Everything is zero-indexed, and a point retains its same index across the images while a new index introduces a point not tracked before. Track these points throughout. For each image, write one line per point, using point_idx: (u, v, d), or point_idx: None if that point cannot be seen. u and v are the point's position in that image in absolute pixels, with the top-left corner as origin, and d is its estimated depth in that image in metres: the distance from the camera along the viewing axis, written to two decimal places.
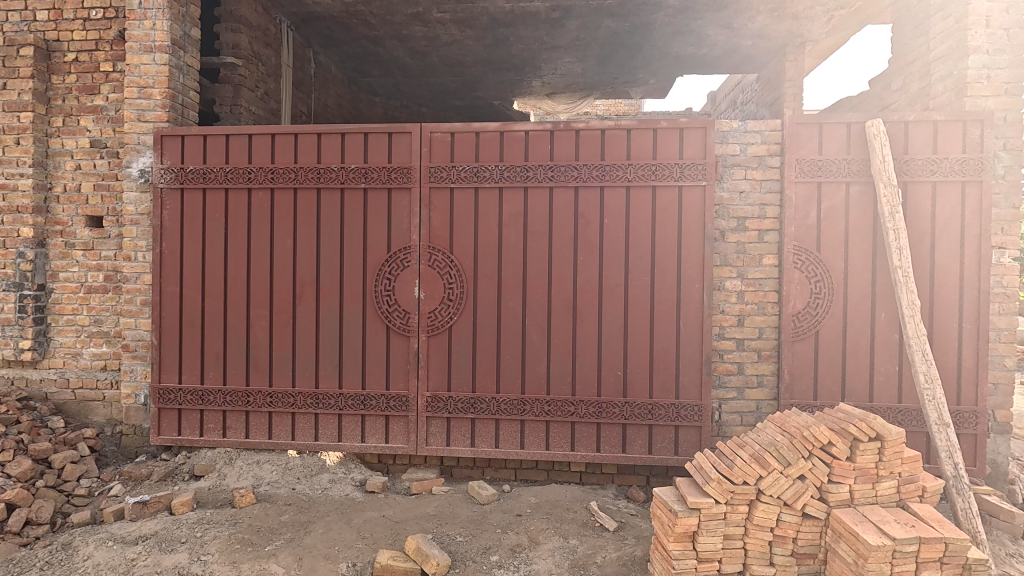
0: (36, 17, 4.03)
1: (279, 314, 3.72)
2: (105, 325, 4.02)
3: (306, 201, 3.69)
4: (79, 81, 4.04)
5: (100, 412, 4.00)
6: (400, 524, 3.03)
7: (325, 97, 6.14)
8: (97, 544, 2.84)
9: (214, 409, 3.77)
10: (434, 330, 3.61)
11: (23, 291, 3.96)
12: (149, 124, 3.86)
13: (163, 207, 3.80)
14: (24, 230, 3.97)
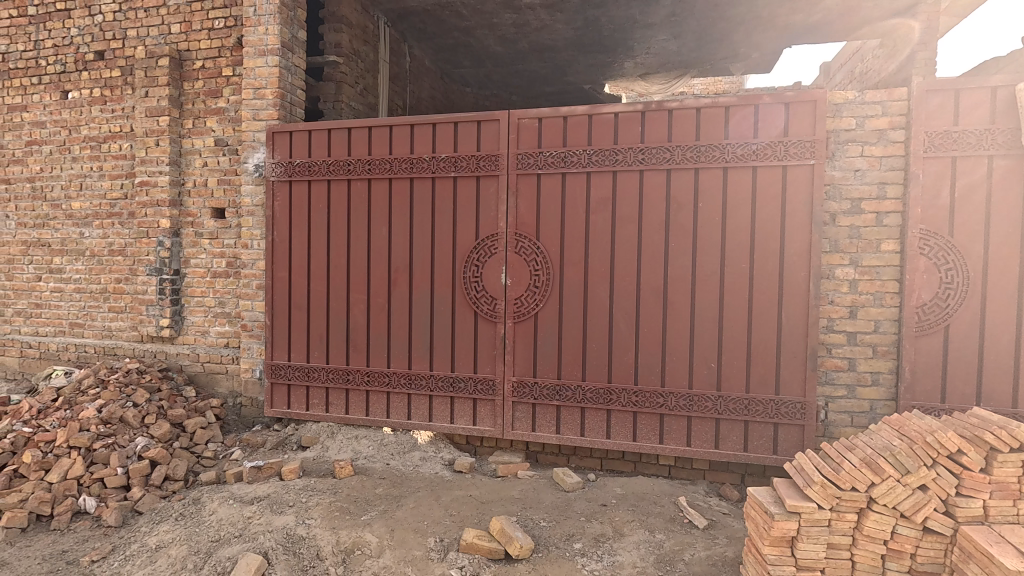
0: (171, 30, 4.52)
1: (375, 298, 3.93)
2: (228, 306, 4.46)
3: (400, 190, 3.84)
4: (205, 86, 4.47)
5: (223, 384, 4.45)
6: (486, 504, 3.11)
7: (419, 90, 6.35)
8: (221, 501, 3.18)
9: (318, 385, 4.06)
10: (520, 316, 3.63)
11: (163, 276, 4.51)
12: (263, 122, 4.19)
13: (275, 198, 4.13)
14: (163, 221, 4.50)
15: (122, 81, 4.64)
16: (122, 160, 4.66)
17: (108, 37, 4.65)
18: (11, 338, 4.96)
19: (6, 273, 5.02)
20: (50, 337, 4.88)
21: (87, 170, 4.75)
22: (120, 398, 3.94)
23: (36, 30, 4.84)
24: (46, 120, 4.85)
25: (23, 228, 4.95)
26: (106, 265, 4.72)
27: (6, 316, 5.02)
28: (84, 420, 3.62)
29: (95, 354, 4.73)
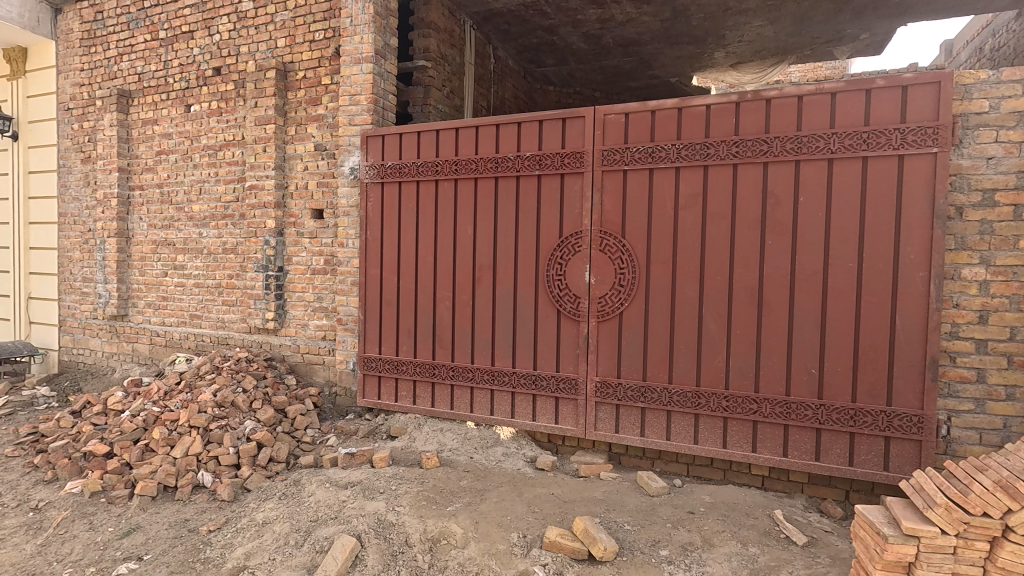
0: (277, 44, 4.87)
1: (460, 295, 4.02)
2: (325, 301, 4.75)
3: (486, 190, 3.91)
4: (306, 94, 4.78)
5: (320, 374, 4.74)
6: (568, 504, 3.09)
7: (503, 90, 6.43)
8: (319, 483, 3.39)
9: (406, 378, 4.23)
10: (604, 315, 3.57)
11: (269, 272, 4.89)
12: (357, 127, 4.42)
13: (368, 199, 4.35)
14: (269, 222, 4.88)
15: (235, 93, 5.07)
16: (234, 167, 5.09)
17: (224, 53, 5.10)
18: (142, 327, 5.56)
19: (139, 269, 5.63)
20: (174, 327, 5.43)
21: (205, 176, 5.23)
22: (232, 383, 4.31)
23: (165, 51, 5.41)
24: (172, 132, 5.40)
25: (153, 228, 5.54)
26: (221, 262, 5.18)
27: (139, 307, 5.63)
28: (202, 403, 3.99)
29: (211, 343, 5.21)
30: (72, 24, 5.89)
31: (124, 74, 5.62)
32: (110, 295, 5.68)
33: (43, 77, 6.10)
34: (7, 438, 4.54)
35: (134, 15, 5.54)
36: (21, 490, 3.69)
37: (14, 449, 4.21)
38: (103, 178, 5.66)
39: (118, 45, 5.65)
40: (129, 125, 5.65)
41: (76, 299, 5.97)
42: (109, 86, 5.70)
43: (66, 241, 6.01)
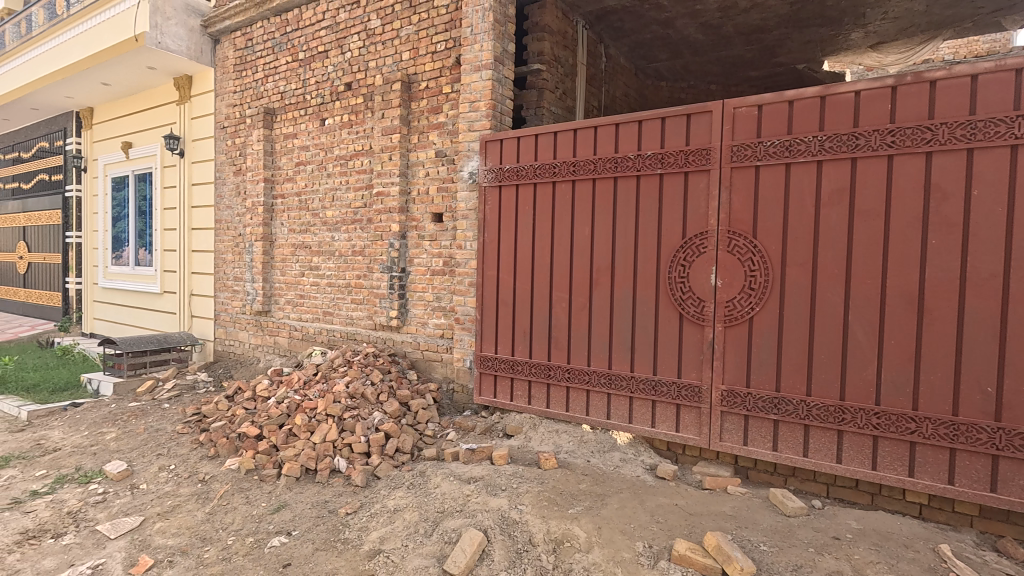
0: (402, 57, 5.16)
1: (577, 297, 4.01)
2: (444, 301, 4.94)
3: (604, 190, 3.86)
4: (428, 103, 5.01)
5: (439, 370, 4.94)
6: (695, 517, 2.95)
7: (614, 89, 6.32)
8: (443, 476, 3.53)
9: (522, 378, 4.29)
10: (732, 320, 3.38)
11: (393, 273, 5.19)
12: (476, 133, 4.55)
13: (486, 202, 4.47)
14: (394, 226, 5.18)
15: (364, 105, 5.44)
16: (363, 174, 5.46)
17: (354, 69, 5.49)
18: (282, 322, 6.14)
19: (280, 269, 6.22)
20: (309, 322, 5.94)
21: (337, 184, 5.67)
22: (361, 375, 4.62)
23: (303, 71, 5.93)
24: (309, 144, 5.90)
25: (292, 233, 6.10)
26: (350, 264, 5.58)
27: (280, 304, 6.23)
28: (336, 393, 4.31)
29: (341, 338, 5.63)
30: (228, 52, 6.65)
31: (269, 94, 6.24)
32: (256, 293, 6.33)
33: (204, 101, 6.95)
34: (177, 416, 5.21)
35: (278, 40, 6.14)
36: (191, 463, 4.22)
37: (183, 426, 4.82)
38: (252, 188, 6.32)
39: (264, 68, 6.29)
40: (273, 140, 6.27)
41: (228, 296, 6.72)
42: (257, 105, 6.36)
43: (220, 244, 6.79)
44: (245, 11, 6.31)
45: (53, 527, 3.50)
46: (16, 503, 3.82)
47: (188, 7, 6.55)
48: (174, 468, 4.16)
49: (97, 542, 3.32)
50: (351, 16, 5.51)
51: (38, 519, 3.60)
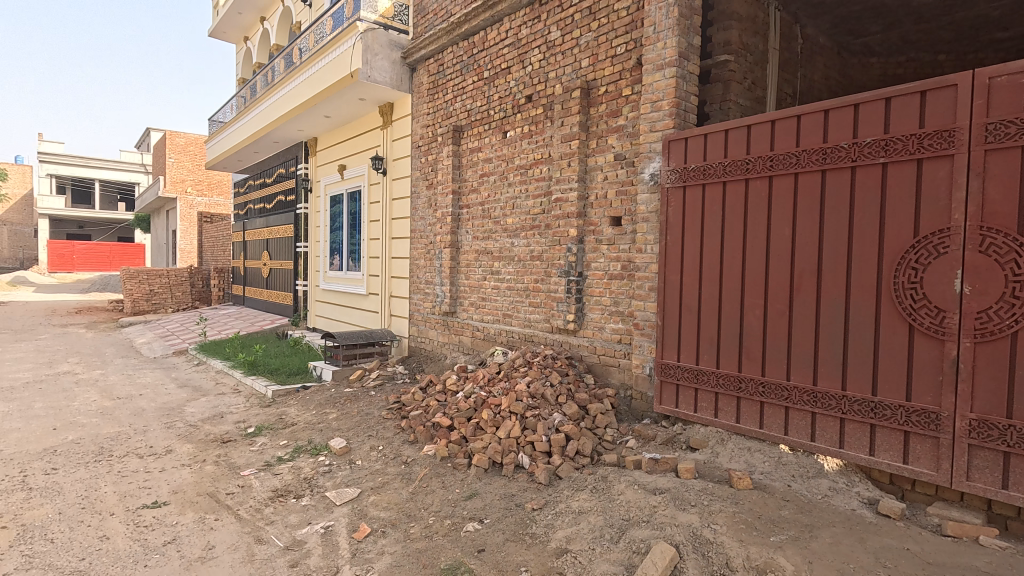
0: (582, 64, 5.24)
1: (773, 304, 3.66)
2: (622, 305, 4.88)
3: (809, 185, 3.46)
4: (608, 108, 5.00)
5: (615, 376, 4.88)
6: (936, 567, 2.49)
7: (812, 72, 5.68)
8: (627, 484, 3.48)
9: (707, 390, 4.04)
10: (985, 335, 2.78)
11: (570, 277, 5.28)
12: (658, 133, 4.42)
13: (669, 204, 4.31)
14: (572, 230, 5.27)
15: (544, 115, 5.63)
16: (541, 182, 5.65)
17: (535, 81, 5.72)
18: (466, 322, 6.62)
19: (465, 273, 6.72)
20: (490, 323, 6.31)
21: (518, 193, 5.95)
22: (541, 376, 4.76)
23: (488, 88, 6.35)
24: (492, 156, 6.28)
25: (476, 240, 6.54)
26: (529, 268, 5.80)
27: (464, 306, 6.72)
28: (518, 392, 4.51)
29: (519, 339, 5.87)
30: (423, 79, 7.40)
31: (457, 113, 6.79)
32: (444, 295, 6.92)
33: (403, 124, 7.82)
34: (381, 403, 5.90)
35: (466, 62, 6.67)
36: (395, 446, 4.74)
37: (387, 412, 5.44)
38: (442, 200, 6.93)
39: (454, 89, 6.87)
40: (460, 154, 6.81)
41: (421, 298, 7.44)
42: (447, 124, 6.97)
43: (414, 251, 7.55)
44: (438, 40, 6.99)
45: (295, 489, 4.19)
46: (268, 466, 4.66)
47: (392, 42, 7.45)
48: (382, 449, 4.72)
49: (327, 506, 3.89)
50: (532, 31, 5.76)
51: (284, 480, 4.35)
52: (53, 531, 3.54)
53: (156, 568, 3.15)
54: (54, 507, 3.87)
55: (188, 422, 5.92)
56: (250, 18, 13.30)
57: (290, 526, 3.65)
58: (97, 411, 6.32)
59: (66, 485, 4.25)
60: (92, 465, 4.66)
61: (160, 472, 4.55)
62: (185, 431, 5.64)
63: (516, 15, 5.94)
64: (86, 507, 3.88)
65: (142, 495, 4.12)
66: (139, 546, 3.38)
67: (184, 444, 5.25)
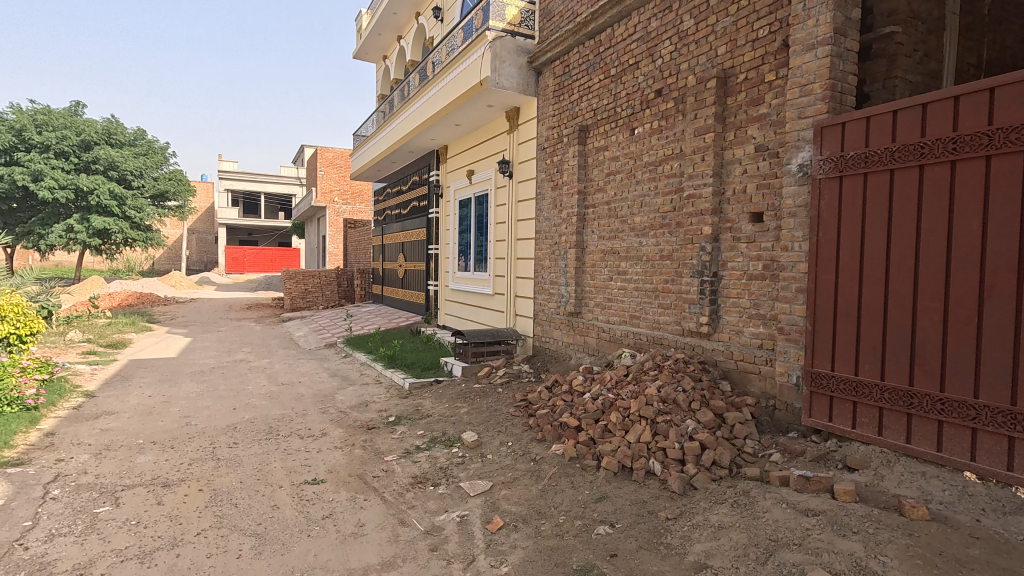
0: (717, 52, 4.95)
1: (956, 309, 3.15)
2: (763, 308, 4.53)
3: (1006, 169, 2.93)
4: (747, 96, 4.68)
5: (756, 384, 4.54)
6: None
7: (1004, 37, 4.82)
8: (773, 501, 3.24)
9: (869, 404, 3.60)
10: None
11: (704, 278, 5.02)
12: (808, 120, 4.04)
13: (821, 197, 3.90)
14: (706, 228, 5.01)
15: (675, 109, 5.41)
16: (672, 179, 5.44)
17: (665, 75, 5.51)
18: (592, 323, 6.56)
19: (590, 274, 6.67)
20: (616, 325, 6.20)
21: (646, 191, 5.77)
22: (672, 381, 4.57)
23: (615, 85, 6.24)
24: (619, 154, 6.17)
25: (602, 240, 6.47)
26: (658, 268, 5.60)
27: (590, 307, 6.67)
28: (649, 396, 4.38)
29: (648, 341, 5.70)
30: (548, 81, 7.48)
31: (583, 112, 6.76)
32: (569, 295, 6.93)
33: (529, 127, 7.96)
34: (509, 400, 6.06)
35: (592, 61, 6.63)
36: (524, 443, 4.84)
37: (515, 409, 5.57)
38: (567, 201, 6.94)
39: (579, 89, 6.85)
40: (586, 154, 6.77)
41: (545, 298, 7.51)
42: (572, 124, 6.96)
43: (539, 252, 7.65)
44: (564, 41, 7.03)
45: (432, 477, 4.45)
46: (408, 454, 4.99)
47: (519, 48, 7.62)
48: (511, 445, 4.84)
49: (462, 496, 4.08)
50: (663, 23, 5.57)
51: (422, 468, 4.64)
52: (236, 497, 4.11)
53: (317, 538, 3.51)
54: (237, 476, 4.49)
55: (339, 409, 6.55)
56: (388, 38, 14.41)
57: (429, 512, 3.87)
58: (266, 395, 7.24)
59: (245, 458, 4.92)
60: (264, 442, 5.35)
61: (317, 453, 5.09)
62: (336, 416, 6.25)
63: (645, 9, 5.79)
64: (261, 478, 4.46)
65: (304, 472, 4.63)
66: (303, 517, 3.80)
67: (336, 428, 5.82)
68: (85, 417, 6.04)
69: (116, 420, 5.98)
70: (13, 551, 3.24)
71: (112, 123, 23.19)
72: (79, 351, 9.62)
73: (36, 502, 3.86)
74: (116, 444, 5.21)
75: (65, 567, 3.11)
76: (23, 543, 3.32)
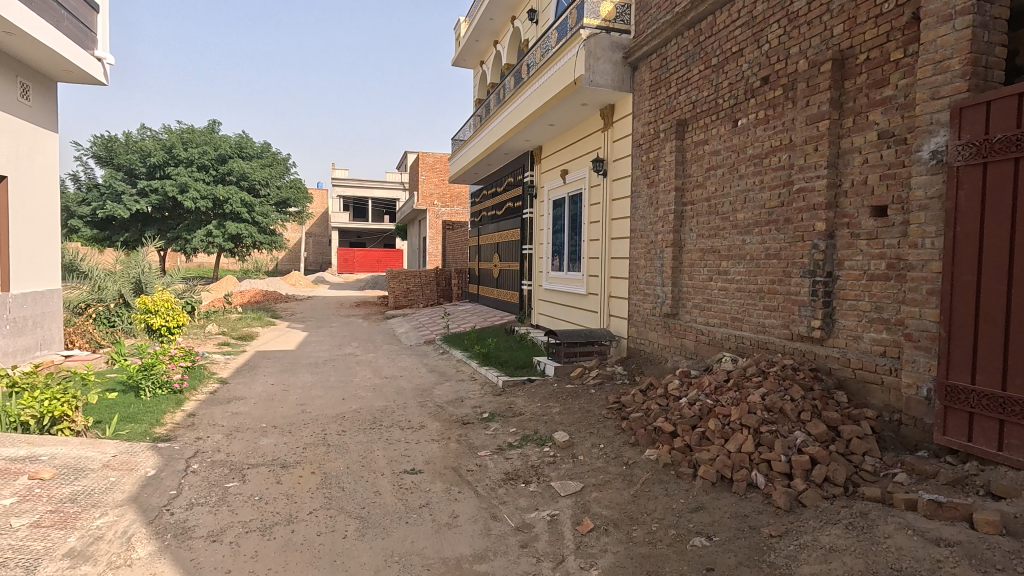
0: (833, 32, 4.55)
1: None
2: (887, 312, 4.10)
3: None
4: (869, 78, 4.25)
5: (878, 396, 4.11)
6: None
7: None
8: (897, 526, 2.94)
9: (1021, 424, 3.12)
10: None
11: (816, 278, 4.64)
12: (944, 100, 3.59)
13: (959, 186, 3.44)
14: (819, 224, 4.62)
15: (783, 98, 5.04)
16: (780, 171, 5.07)
17: (773, 61, 5.15)
18: (690, 325, 6.29)
19: (689, 274, 6.40)
20: (717, 327, 5.90)
21: (751, 185, 5.43)
22: (779, 389, 4.26)
23: (716, 76, 5.94)
24: (720, 148, 5.87)
25: (702, 238, 6.18)
26: (763, 268, 5.26)
27: (688, 308, 6.40)
28: (752, 403, 4.13)
29: (751, 345, 5.36)
30: (644, 76, 7.28)
31: (681, 106, 6.49)
32: (666, 296, 6.69)
33: (624, 124, 7.80)
34: (601, 402, 5.97)
35: (691, 51, 6.36)
36: (616, 446, 4.74)
37: (607, 411, 5.48)
38: (664, 198, 6.71)
39: (677, 82, 6.59)
40: (684, 149, 6.50)
41: (640, 299, 7.31)
42: (670, 119, 6.71)
43: (633, 252, 7.46)
44: (661, 33, 6.81)
45: (523, 475, 4.51)
46: (500, 450, 5.09)
47: (614, 44, 7.50)
48: (603, 447, 4.77)
49: (552, 496, 4.09)
50: (770, 5, 5.21)
51: (514, 465, 4.71)
52: (343, 481, 4.42)
53: (414, 525, 3.69)
54: (344, 462, 4.83)
55: (436, 403, 6.82)
56: (485, 44, 14.77)
57: (520, 508, 3.92)
58: (371, 387, 7.71)
59: (351, 445, 5.28)
60: (369, 432, 5.70)
61: (416, 444, 5.34)
62: (434, 410, 6.52)
63: None
64: (365, 466, 4.76)
65: (403, 462, 4.88)
66: (402, 504, 4.01)
67: (433, 421, 6.07)
68: (219, 401, 6.79)
69: (244, 405, 6.67)
70: (162, 515, 3.73)
71: (243, 138, 25.85)
72: (215, 342, 10.83)
73: (180, 474, 4.40)
74: (244, 427, 5.81)
75: (201, 533, 3.52)
76: (169, 509, 3.80)
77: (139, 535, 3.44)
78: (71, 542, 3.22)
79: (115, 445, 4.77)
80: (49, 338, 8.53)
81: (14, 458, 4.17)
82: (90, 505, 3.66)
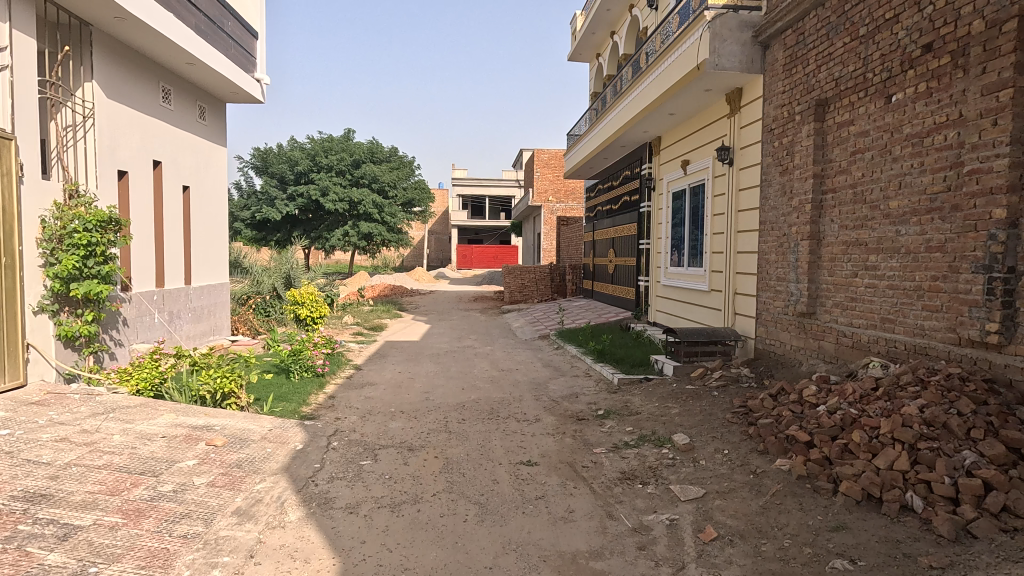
0: None
1: None
2: None
3: None
4: None
5: None
6: None
7: None
8: None
9: None
10: None
11: (993, 273, 4.01)
12: None
13: None
14: (998, 212, 3.99)
15: (951, 66, 4.38)
16: (947, 151, 4.41)
17: (938, 24, 4.49)
18: (829, 326, 5.71)
19: (829, 269, 5.80)
20: (862, 329, 5.29)
21: (908, 168, 4.79)
22: (942, 401, 3.72)
23: (865, 48, 5.32)
24: (869, 127, 5.24)
25: (845, 230, 5.57)
26: (923, 262, 4.62)
27: (827, 307, 5.81)
28: (907, 415, 3.65)
29: (906, 350, 4.72)
30: (777, 54, 6.70)
31: (821, 84, 5.89)
32: (801, 294, 6.12)
33: (753, 108, 7.27)
34: (725, 405, 5.63)
35: (834, 23, 5.76)
36: (742, 452, 4.44)
37: (732, 416, 5.14)
38: (800, 186, 6.14)
39: (817, 58, 5.98)
40: (825, 132, 5.89)
41: (770, 296, 6.78)
42: (807, 99, 6.12)
43: (763, 245, 6.91)
44: (798, 6, 6.22)
45: (640, 475, 4.40)
46: (617, 448, 5.01)
47: (742, 24, 7.00)
48: (727, 453, 4.49)
49: (672, 499, 3.94)
50: None
51: (630, 465, 4.61)
52: (464, 467, 4.63)
53: (531, 516, 3.76)
54: (464, 449, 5.05)
55: (551, 398, 6.88)
56: (602, 36, 14.53)
57: (637, 509, 3.83)
58: (489, 379, 7.97)
59: (471, 433, 5.51)
60: (487, 422, 5.91)
61: (532, 437, 5.42)
62: (549, 404, 6.59)
63: None
64: (484, 454, 4.94)
65: (520, 453, 4.99)
66: (519, 494, 4.10)
67: (548, 415, 6.13)
68: (355, 386, 7.44)
69: (376, 390, 7.24)
70: (308, 485, 4.17)
71: (374, 144, 28.04)
72: (351, 332, 11.88)
73: (322, 450, 4.88)
74: (376, 410, 6.31)
75: (341, 504, 3.89)
76: (314, 481, 4.24)
77: (290, 501, 3.88)
78: (237, 502, 3.70)
79: (271, 420, 5.41)
80: (219, 325, 9.86)
81: (195, 426, 4.90)
82: (252, 471, 4.20)
